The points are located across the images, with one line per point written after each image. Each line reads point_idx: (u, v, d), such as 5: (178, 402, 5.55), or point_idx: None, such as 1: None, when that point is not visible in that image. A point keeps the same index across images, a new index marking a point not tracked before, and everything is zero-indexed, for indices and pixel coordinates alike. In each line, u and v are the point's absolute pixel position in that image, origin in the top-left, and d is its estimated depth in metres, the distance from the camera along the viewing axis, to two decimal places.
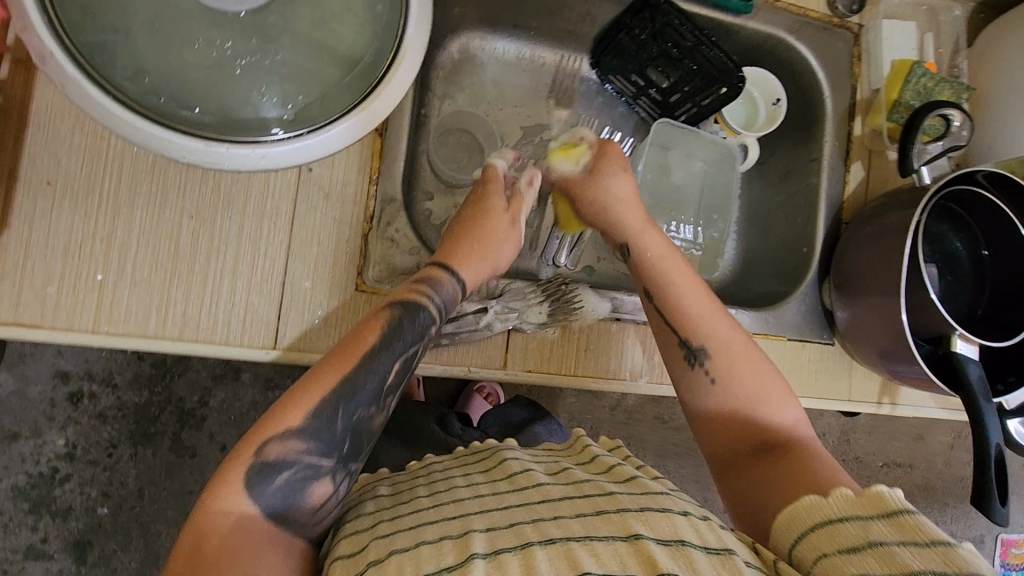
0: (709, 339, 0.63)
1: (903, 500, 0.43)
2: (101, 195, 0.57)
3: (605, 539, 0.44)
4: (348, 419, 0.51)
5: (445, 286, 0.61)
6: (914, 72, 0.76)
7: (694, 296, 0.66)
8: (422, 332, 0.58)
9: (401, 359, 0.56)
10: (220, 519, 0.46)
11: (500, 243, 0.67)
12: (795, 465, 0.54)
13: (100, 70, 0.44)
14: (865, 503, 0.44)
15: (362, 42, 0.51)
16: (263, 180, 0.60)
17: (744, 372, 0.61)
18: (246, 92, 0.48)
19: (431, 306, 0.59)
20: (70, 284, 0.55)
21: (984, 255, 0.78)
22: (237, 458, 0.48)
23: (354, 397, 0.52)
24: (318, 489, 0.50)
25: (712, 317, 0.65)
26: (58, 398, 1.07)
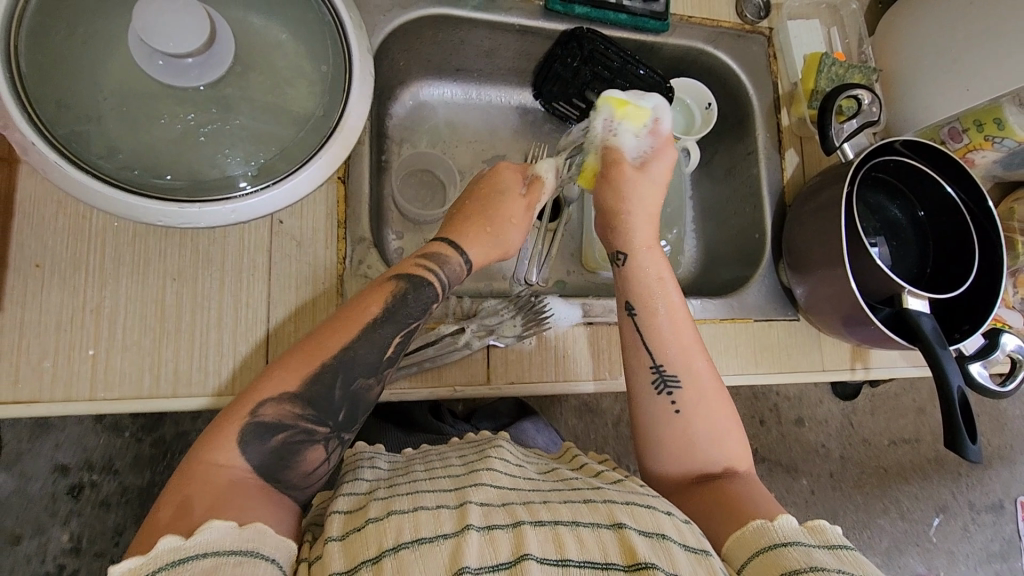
0: (684, 369, 0.64)
1: (841, 536, 0.48)
2: (86, 270, 0.60)
3: (590, 525, 0.46)
4: (346, 390, 0.56)
5: (451, 264, 0.65)
6: (823, 63, 0.83)
7: (677, 326, 0.66)
8: (424, 306, 0.61)
9: (404, 332, 0.59)
10: (215, 470, 0.50)
11: (509, 228, 0.71)
12: (731, 495, 0.56)
13: (80, 154, 0.49)
14: (810, 534, 0.49)
15: (314, 100, 0.57)
16: (239, 236, 0.64)
17: (709, 409, 0.63)
18: (211, 156, 0.53)
19: (434, 281, 0.63)
20: (63, 358, 0.59)
21: (920, 216, 0.83)
22: (231, 417, 0.53)
23: (353, 366, 0.56)
24: (311, 455, 0.55)
25: (690, 350, 0.65)
26: (60, 492, 1.07)
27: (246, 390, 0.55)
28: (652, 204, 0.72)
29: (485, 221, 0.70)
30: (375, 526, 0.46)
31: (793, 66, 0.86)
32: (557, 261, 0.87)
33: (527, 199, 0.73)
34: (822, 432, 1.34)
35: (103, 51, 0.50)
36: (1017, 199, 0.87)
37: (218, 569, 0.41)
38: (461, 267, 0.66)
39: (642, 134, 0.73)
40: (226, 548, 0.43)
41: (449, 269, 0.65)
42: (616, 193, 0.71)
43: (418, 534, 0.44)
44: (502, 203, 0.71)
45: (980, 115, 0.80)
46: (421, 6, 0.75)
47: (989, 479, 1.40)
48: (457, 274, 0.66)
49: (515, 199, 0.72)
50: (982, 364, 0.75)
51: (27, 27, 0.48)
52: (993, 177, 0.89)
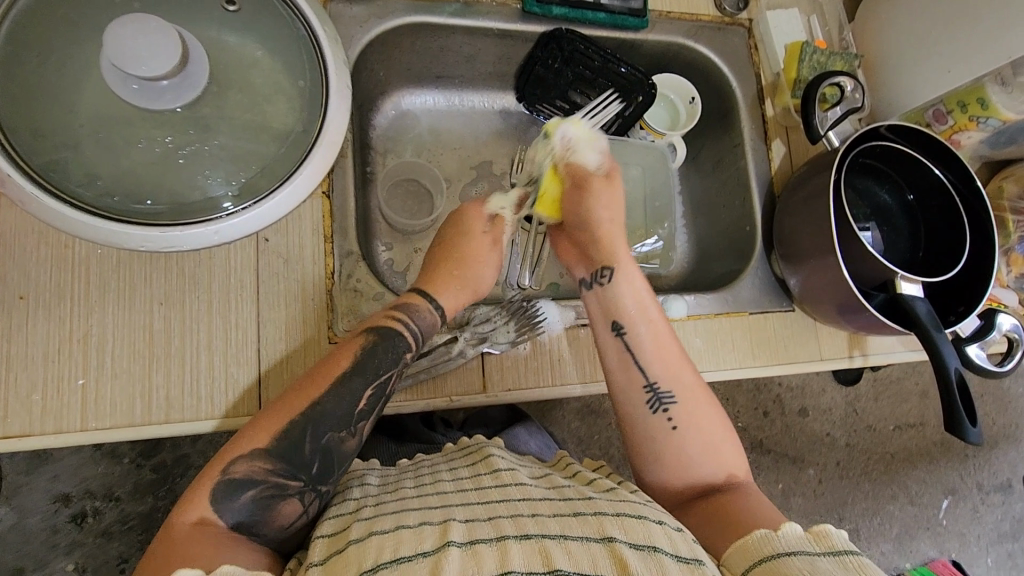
0: (675, 383, 0.64)
1: (847, 542, 0.47)
2: (72, 299, 0.60)
3: (579, 538, 0.45)
4: (318, 441, 0.55)
5: (421, 312, 0.64)
6: (805, 51, 0.83)
7: (664, 341, 0.66)
8: (396, 357, 0.60)
9: (374, 385, 0.59)
10: (186, 530, 0.49)
11: (479, 266, 0.70)
12: (733, 506, 0.56)
13: (59, 184, 0.49)
14: (813, 540, 0.48)
15: (293, 116, 0.56)
16: (226, 257, 0.63)
17: (702, 420, 0.63)
18: (192, 179, 0.52)
19: (406, 332, 0.62)
20: (53, 390, 0.58)
21: (909, 199, 0.83)
22: (205, 478, 0.52)
23: (323, 420, 0.56)
24: (286, 509, 0.53)
25: (678, 364, 0.65)
26: (61, 523, 1.06)
27: (220, 450, 0.55)
28: (614, 213, 0.71)
29: (453, 265, 0.69)
30: (356, 546, 0.45)
31: (774, 56, 0.86)
32: (551, 263, 0.86)
33: (491, 235, 0.72)
34: (826, 421, 1.34)
35: (74, 76, 0.50)
36: (1005, 178, 0.87)
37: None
38: (433, 315, 0.65)
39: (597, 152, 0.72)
40: None
41: (422, 316, 0.64)
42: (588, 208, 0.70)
43: (397, 553, 0.44)
44: (467, 240, 0.71)
45: (964, 95, 0.79)
46: (398, 15, 0.75)
47: (996, 459, 1.39)
48: (432, 322, 0.65)
49: (477, 236, 0.72)
50: (979, 345, 0.75)
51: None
52: (980, 157, 0.89)
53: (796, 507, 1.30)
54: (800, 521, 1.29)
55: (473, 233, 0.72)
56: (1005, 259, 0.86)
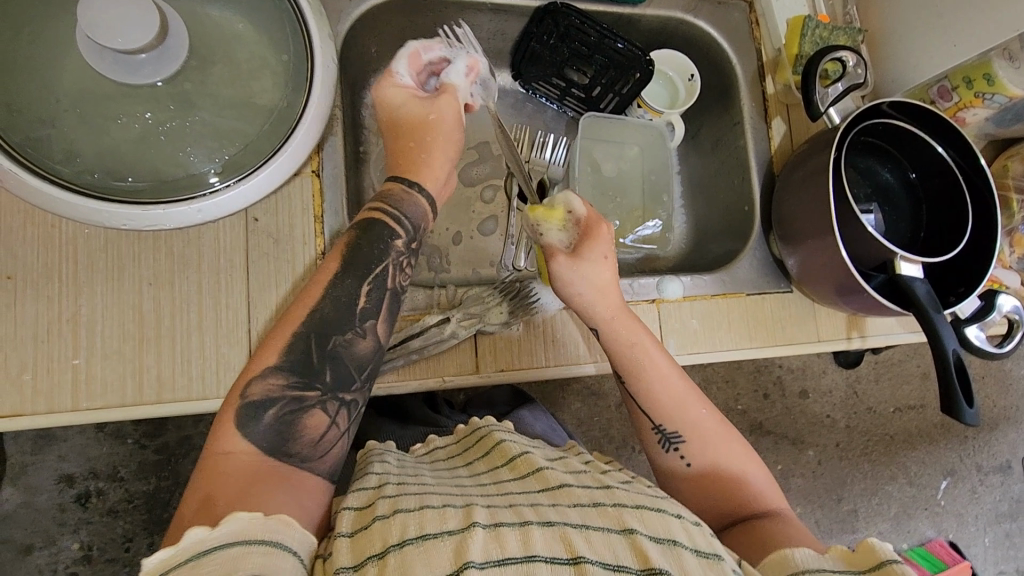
0: (683, 422, 0.63)
1: (890, 551, 0.46)
2: (61, 278, 0.59)
3: (600, 529, 0.45)
4: (326, 351, 0.56)
5: (404, 196, 0.66)
6: (807, 25, 0.80)
7: (667, 380, 0.65)
8: (388, 241, 0.62)
9: (369, 280, 0.60)
10: (223, 459, 0.50)
11: (432, 127, 0.71)
12: (761, 529, 0.55)
13: (38, 161, 0.48)
14: (857, 559, 0.47)
15: (278, 92, 0.55)
16: (215, 237, 0.63)
17: (716, 451, 0.62)
18: (175, 155, 0.52)
19: (389, 219, 0.64)
20: (45, 369, 0.58)
21: (912, 177, 0.81)
22: (227, 409, 0.53)
23: (327, 327, 0.57)
24: (312, 423, 0.54)
25: (684, 401, 0.64)
26: (67, 502, 1.07)
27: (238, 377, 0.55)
28: (604, 277, 0.68)
29: (413, 140, 0.70)
30: (382, 522, 0.45)
31: (776, 31, 0.84)
32: None
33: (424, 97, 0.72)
34: (828, 403, 1.34)
35: (51, 51, 0.49)
36: (1011, 157, 0.85)
37: (245, 558, 0.40)
38: (414, 196, 0.67)
39: (573, 225, 0.71)
40: (252, 536, 0.42)
41: (404, 200, 0.66)
42: (571, 273, 0.67)
43: (424, 530, 0.43)
44: (410, 113, 0.71)
45: (970, 71, 0.77)
46: None
47: (995, 440, 1.39)
48: (418, 206, 0.66)
49: (413, 108, 0.71)
50: (978, 327, 0.74)
51: None
52: (986, 135, 0.87)
53: (795, 488, 1.31)
54: (799, 502, 1.30)
55: (416, 112, 0.71)
56: (1008, 239, 0.85)
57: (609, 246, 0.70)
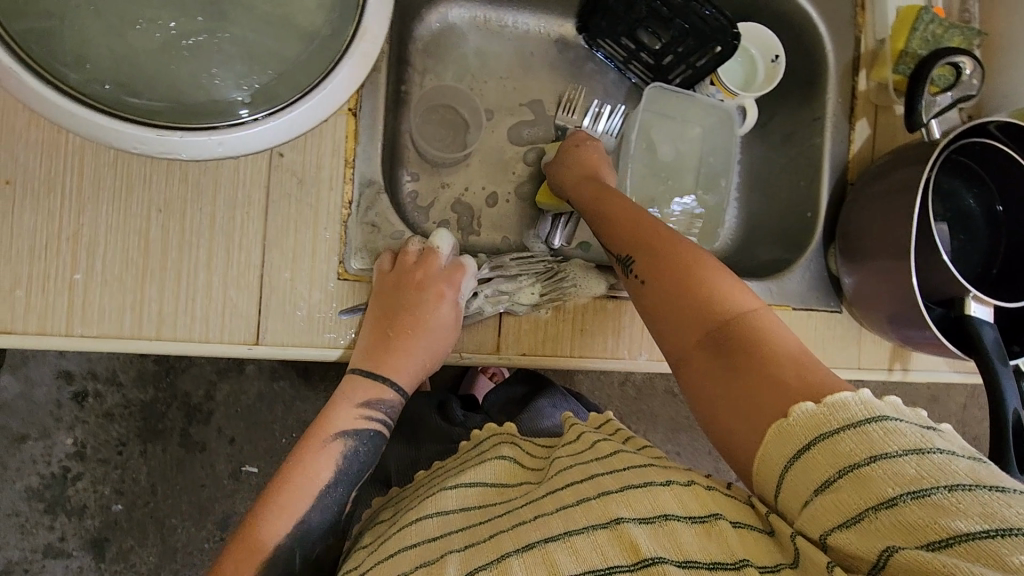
0: (647, 245, 0.57)
1: (863, 403, 0.37)
2: (64, 191, 0.54)
3: (584, 530, 0.41)
4: (305, 558, 0.56)
5: (388, 400, 0.61)
6: (921, 18, 0.70)
7: (628, 212, 0.61)
8: (373, 456, 0.61)
9: (356, 489, 0.59)
10: None
11: (440, 344, 0.63)
12: (751, 359, 0.45)
13: (40, 59, 0.42)
14: (828, 412, 0.37)
15: (323, 15, 0.48)
16: (234, 168, 0.57)
17: (683, 264, 0.53)
18: (196, 74, 0.45)
19: (377, 433, 0.61)
20: (40, 286, 0.54)
21: (998, 211, 0.73)
22: None
23: (309, 536, 0.56)
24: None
25: (644, 226, 0.58)
26: (64, 399, 1.06)
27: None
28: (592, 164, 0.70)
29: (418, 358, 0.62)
30: None
31: (883, 20, 0.74)
32: None
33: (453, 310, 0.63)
34: None
35: None
36: None
37: None
38: (399, 400, 0.62)
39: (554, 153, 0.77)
40: None
41: (384, 402, 0.61)
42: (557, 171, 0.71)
43: None
44: (427, 335, 0.62)
45: None
46: None
47: None
48: (398, 405, 0.63)
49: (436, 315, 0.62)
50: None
51: None
52: None
53: None
54: None
55: (425, 322, 0.62)
56: None
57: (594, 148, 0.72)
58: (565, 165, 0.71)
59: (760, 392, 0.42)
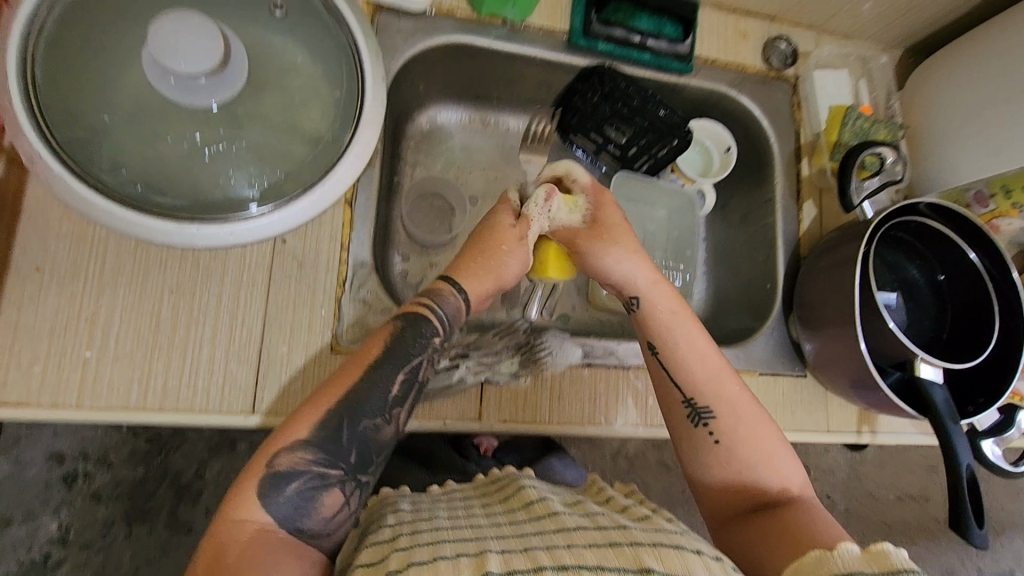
0: (716, 398, 0.61)
1: (906, 560, 0.42)
2: (86, 277, 0.60)
3: (616, 570, 0.43)
4: (355, 429, 0.53)
5: (447, 299, 0.60)
6: (849, 115, 0.81)
7: (705, 356, 0.63)
8: (422, 346, 0.57)
9: (405, 371, 0.56)
10: (234, 529, 0.47)
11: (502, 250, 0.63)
12: (787, 520, 0.54)
13: (84, 167, 0.50)
14: (871, 560, 0.43)
15: (326, 124, 0.57)
16: (241, 254, 0.64)
17: (749, 433, 0.60)
18: (215, 176, 0.53)
19: (433, 317, 0.59)
20: (55, 363, 0.58)
21: (940, 279, 0.80)
22: (250, 473, 0.50)
23: (361, 407, 0.53)
24: (330, 500, 0.51)
25: (718, 376, 0.62)
26: (53, 481, 1.07)
27: (261, 446, 0.52)
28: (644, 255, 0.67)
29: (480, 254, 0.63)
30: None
31: (816, 116, 0.84)
32: (565, 294, 0.87)
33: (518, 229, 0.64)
34: (828, 483, 1.29)
35: (116, 68, 0.51)
36: None
37: None
38: (460, 301, 0.61)
39: (575, 216, 0.66)
40: None
41: (442, 300, 0.60)
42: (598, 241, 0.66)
43: None
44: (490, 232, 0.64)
45: (1010, 181, 0.75)
46: (443, 33, 0.75)
47: (999, 545, 1.34)
48: (460, 309, 0.61)
49: (502, 224, 0.64)
50: (995, 441, 0.73)
51: (46, 40, 0.49)
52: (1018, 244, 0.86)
53: None
54: None
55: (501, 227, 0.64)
56: None
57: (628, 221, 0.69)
58: (612, 257, 0.66)
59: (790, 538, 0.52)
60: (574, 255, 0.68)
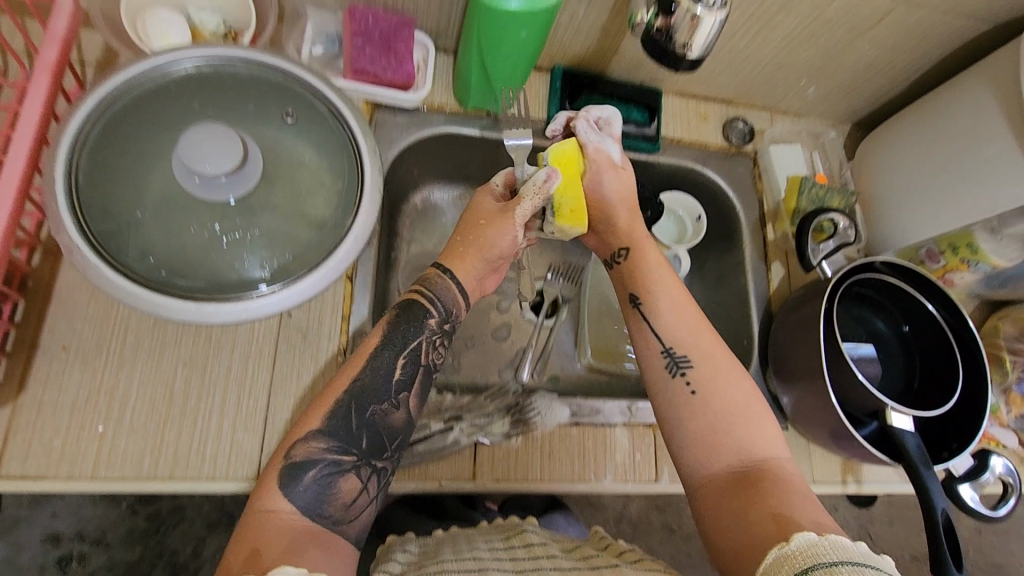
0: (692, 349, 0.66)
1: (854, 549, 0.47)
2: (108, 353, 0.65)
3: None
4: (362, 415, 0.58)
5: (443, 288, 0.64)
6: (804, 185, 0.88)
7: (681, 311, 0.68)
8: (418, 324, 0.62)
9: (405, 354, 0.61)
10: (264, 517, 0.52)
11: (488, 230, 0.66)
12: (768, 490, 0.55)
13: (115, 256, 0.56)
14: (831, 549, 0.47)
15: (330, 209, 0.64)
16: (250, 329, 0.69)
17: (725, 386, 0.63)
18: (230, 260, 0.59)
19: (425, 300, 0.63)
20: (74, 436, 0.62)
21: (905, 329, 0.85)
22: (272, 466, 0.56)
23: (365, 395, 0.59)
24: (347, 485, 0.56)
25: (694, 329, 0.67)
26: (47, 565, 1.05)
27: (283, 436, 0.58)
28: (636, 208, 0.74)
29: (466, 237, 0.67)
30: None
31: (776, 185, 0.92)
32: (555, 356, 0.92)
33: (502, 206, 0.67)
34: None
35: (148, 170, 0.58)
36: (1002, 318, 0.89)
37: None
38: (452, 286, 0.65)
39: (614, 146, 0.70)
40: None
41: (437, 286, 0.64)
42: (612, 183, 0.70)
43: None
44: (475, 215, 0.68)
45: (955, 239, 0.81)
46: (434, 125, 0.85)
47: None
48: (450, 292, 0.65)
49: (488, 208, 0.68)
50: (972, 486, 0.76)
51: (89, 149, 0.57)
52: (977, 295, 0.91)
53: None
54: None
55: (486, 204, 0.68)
56: (1003, 396, 0.87)
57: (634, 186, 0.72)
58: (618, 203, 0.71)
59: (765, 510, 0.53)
60: (595, 178, 0.69)
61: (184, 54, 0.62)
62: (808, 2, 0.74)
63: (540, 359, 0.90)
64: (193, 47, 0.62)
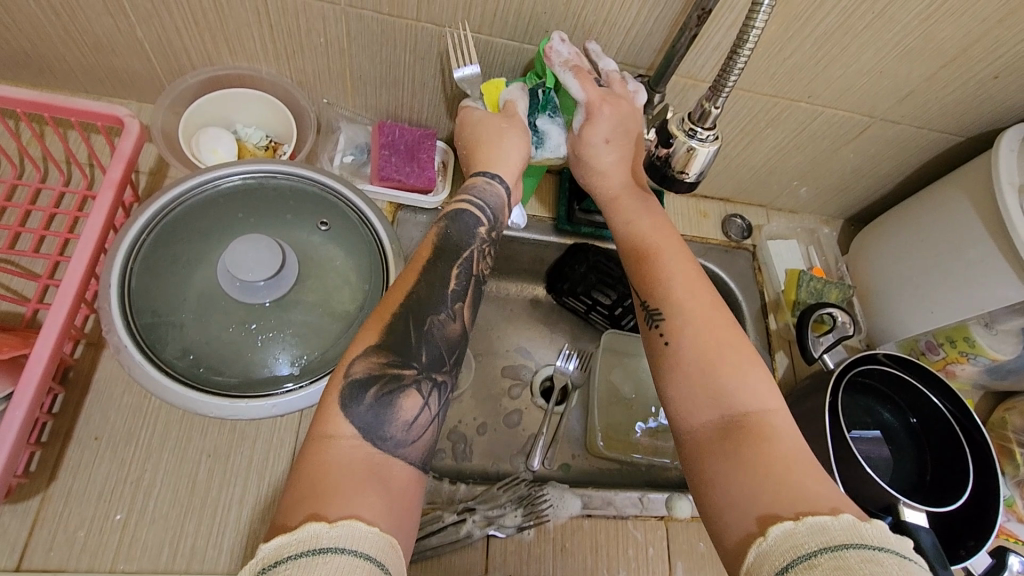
0: (676, 288, 0.64)
1: (842, 529, 0.43)
2: (136, 444, 0.68)
3: None
4: (423, 325, 0.55)
5: (485, 191, 0.67)
6: (803, 278, 0.92)
7: (666, 250, 0.68)
8: (471, 228, 0.63)
9: (457, 263, 0.60)
10: (325, 445, 0.47)
11: (505, 130, 0.70)
12: (762, 448, 0.51)
13: (159, 355, 0.61)
14: (814, 536, 0.43)
15: (356, 304, 0.67)
16: (273, 420, 0.72)
17: (716, 327, 0.61)
18: (263, 357, 0.63)
19: (472, 206, 0.65)
20: (97, 527, 0.64)
21: (913, 422, 0.86)
22: (330, 387, 0.51)
23: (425, 307, 0.56)
24: (408, 403, 0.51)
25: (680, 266, 0.67)
26: None
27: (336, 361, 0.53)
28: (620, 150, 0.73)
29: (489, 141, 0.70)
30: None
31: (776, 278, 0.96)
32: (564, 444, 0.93)
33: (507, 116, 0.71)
34: None
35: (196, 277, 0.64)
36: (1009, 409, 0.91)
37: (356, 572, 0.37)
38: (494, 186, 0.68)
39: (581, 113, 0.71)
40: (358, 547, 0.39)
41: (484, 190, 0.67)
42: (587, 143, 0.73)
43: None
44: (483, 126, 0.71)
45: (952, 333, 0.85)
46: None
47: None
48: (496, 195, 0.67)
49: (495, 119, 0.71)
50: None
51: (146, 258, 0.64)
52: (982, 386, 0.93)
53: None
54: None
55: (491, 119, 0.71)
56: (1017, 489, 0.85)
57: (618, 126, 0.71)
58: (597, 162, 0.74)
59: (766, 476, 0.49)
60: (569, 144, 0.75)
61: (232, 169, 0.69)
62: (794, 119, 0.82)
63: (550, 443, 0.91)
64: (241, 163, 0.69)
